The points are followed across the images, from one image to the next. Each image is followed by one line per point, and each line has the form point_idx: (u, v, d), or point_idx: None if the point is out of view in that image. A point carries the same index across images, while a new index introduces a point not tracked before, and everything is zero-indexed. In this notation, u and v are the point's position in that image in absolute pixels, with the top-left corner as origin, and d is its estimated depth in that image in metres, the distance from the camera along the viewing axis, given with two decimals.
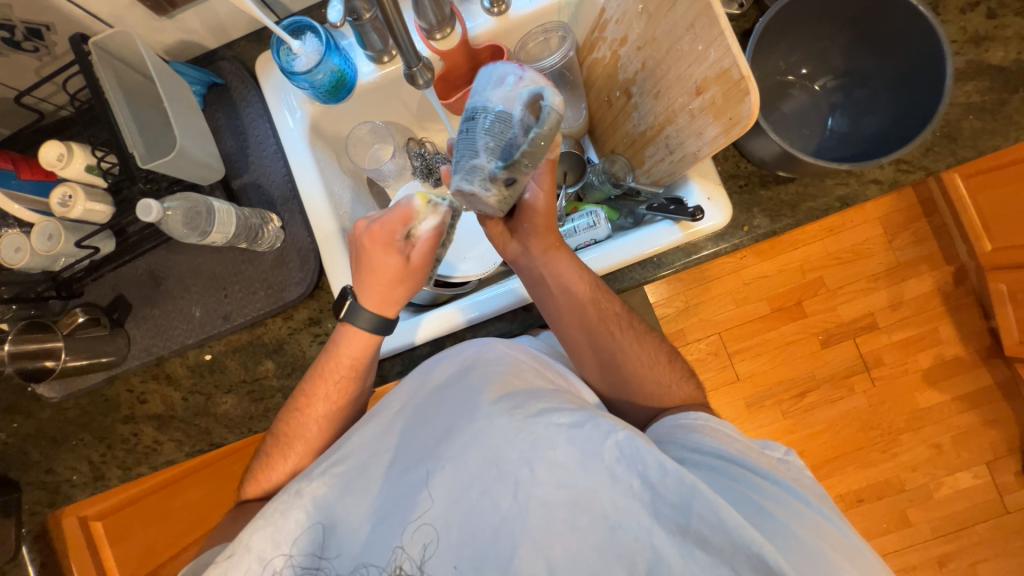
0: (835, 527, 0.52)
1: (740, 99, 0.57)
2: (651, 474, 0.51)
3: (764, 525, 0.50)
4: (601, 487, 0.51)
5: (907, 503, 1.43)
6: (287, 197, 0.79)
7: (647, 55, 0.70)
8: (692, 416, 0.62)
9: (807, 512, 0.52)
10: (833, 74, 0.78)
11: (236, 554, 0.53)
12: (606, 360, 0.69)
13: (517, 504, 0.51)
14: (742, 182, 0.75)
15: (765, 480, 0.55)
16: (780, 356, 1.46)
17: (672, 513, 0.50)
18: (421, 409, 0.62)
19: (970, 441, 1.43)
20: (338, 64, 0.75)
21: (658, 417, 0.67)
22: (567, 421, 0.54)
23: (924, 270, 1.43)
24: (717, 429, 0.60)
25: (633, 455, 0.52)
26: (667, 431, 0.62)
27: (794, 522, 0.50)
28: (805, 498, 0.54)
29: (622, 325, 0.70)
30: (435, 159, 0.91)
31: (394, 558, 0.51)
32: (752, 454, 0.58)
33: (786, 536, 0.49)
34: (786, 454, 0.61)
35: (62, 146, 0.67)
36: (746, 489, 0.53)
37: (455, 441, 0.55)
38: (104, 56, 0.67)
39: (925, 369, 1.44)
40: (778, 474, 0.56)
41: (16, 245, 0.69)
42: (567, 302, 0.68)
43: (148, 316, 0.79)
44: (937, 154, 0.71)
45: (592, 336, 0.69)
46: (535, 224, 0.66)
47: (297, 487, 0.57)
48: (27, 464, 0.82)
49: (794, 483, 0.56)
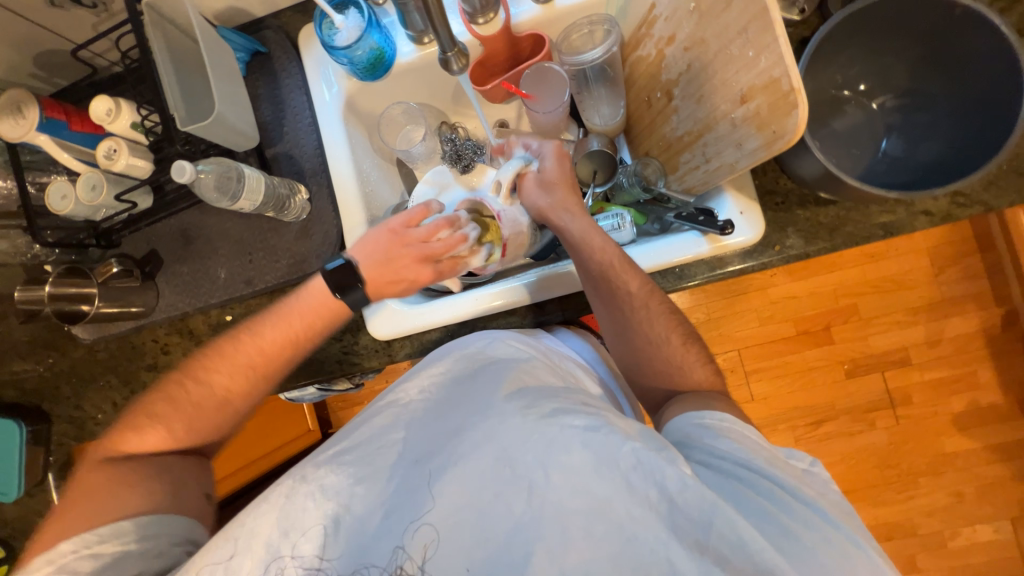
0: (860, 551, 0.47)
1: (786, 113, 0.55)
2: (671, 485, 0.48)
3: (785, 546, 0.46)
4: (615, 496, 0.49)
5: (917, 549, 1.37)
6: (316, 170, 0.80)
7: (694, 57, 0.67)
8: (716, 417, 0.58)
9: (838, 538, 0.48)
10: (893, 93, 0.73)
11: (236, 536, 0.52)
12: (637, 335, 0.68)
13: (529, 509, 0.50)
14: (779, 199, 0.72)
15: (793, 498, 0.50)
16: (800, 381, 1.40)
17: (691, 529, 0.46)
18: (433, 407, 0.62)
19: (996, 493, 1.35)
20: (378, 41, 0.75)
21: (676, 406, 0.63)
22: (581, 424, 0.52)
23: (969, 308, 1.34)
24: (743, 435, 0.56)
25: (650, 465, 0.49)
26: (688, 430, 0.58)
27: (824, 553, 0.46)
28: (835, 521, 0.49)
29: (644, 299, 0.67)
30: (464, 145, 0.88)
31: (395, 558, 0.51)
32: (777, 465, 0.53)
33: (810, 559, 0.45)
34: (812, 465, 0.56)
35: (111, 102, 0.70)
36: (767, 505, 0.49)
37: (467, 439, 0.55)
38: (155, 18, 0.69)
39: (957, 413, 1.36)
40: (806, 490, 0.52)
41: (62, 192, 0.72)
42: (597, 264, 0.67)
43: (177, 272, 0.82)
44: (1000, 189, 0.66)
45: (610, 303, 0.67)
46: (544, 183, 0.72)
47: (302, 472, 0.56)
48: (58, 398, 0.86)
49: (820, 498, 0.51)
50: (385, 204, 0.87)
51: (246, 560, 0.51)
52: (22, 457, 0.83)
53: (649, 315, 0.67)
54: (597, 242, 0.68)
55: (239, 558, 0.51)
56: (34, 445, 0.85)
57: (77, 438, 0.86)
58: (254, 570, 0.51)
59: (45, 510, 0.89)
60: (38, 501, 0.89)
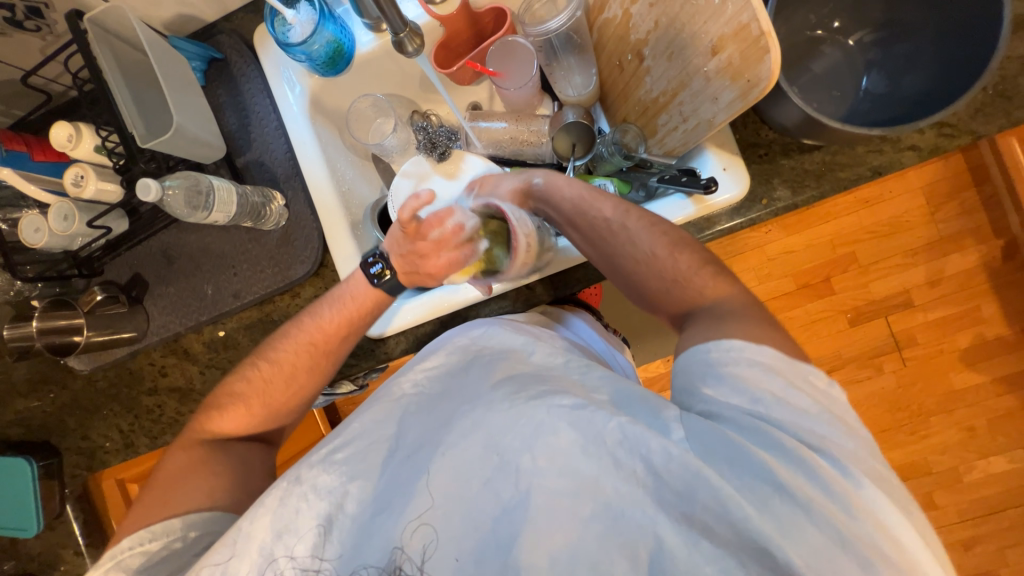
0: (866, 492, 0.44)
1: (758, 59, 0.54)
2: (656, 459, 0.47)
3: (781, 502, 0.44)
4: (602, 474, 0.48)
5: (933, 486, 1.38)
6: (289, 174, 0.79)
7: (660, 12, 0.64)
8: (724, 347, 0.51)
9: (842, 483, 0.44)
10: (870, 27, 0.70)
11: (235, 541, 0.53)
12: (629, 262, 0.63)
13: (517, 493, 0.50)
14: (762, 150, 0.70)
15: (796, 439, 0.46)
16: (802, 335, 1.40)
17: (677, 502, 0.46)
18: (424, 400, 0.61)
19: (1008, 425, 1.36)
20: (334, 33, 0.73)
21: (681, 340, 0.56)
22: (568, 404, 0.52)
23: (968, 243, 1.32)
24: (751, 366, 0.49)
25: (635, 440, 0.48)
26: (690, 368, 0.53)
27: (825, 504, 0.43)
28: (842, 465, 0.44)
29: (622, 219, 0.64)
30: (438, 131, 0.85)
31: (394, 559, 0.50)
32: (789, 400, 0.47)
33: (811, 512, 0.43)
34: (831, 391, 0.49)
35: (70, 127, 0.68)
36: (769, 454, 0.45)
37: (455, 427, 0.55)
38: (101, 33, 0.67)
39: (963, 348, 1.36)
40: (815, 426, 0.46)
41: (34, 225, 0.71)
42: (569, 201, 0.67)
43: (164, 293, 0.81)
44: (988, 115, 0.64)
45: (593, 237, 0.65)
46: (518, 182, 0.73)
47: (296, 473, 0.56)
48: (64, 431, 0.87)
49: (832, 438, 0.46)
50: (364, 201, 0.85)
51: (244, 564, 0.52)
52: (36, 492, 0.84)
53: (631, 233, 0.63)
54: (563, 185, 0.68)
55: (235, 566, 0.52)
56: (47, 479, 0.85)
57: (88, 468, 0.87)
58: (253, 572, 0.52)
59: (67, 541, 0.90)
60: (61, 532, 0.90)
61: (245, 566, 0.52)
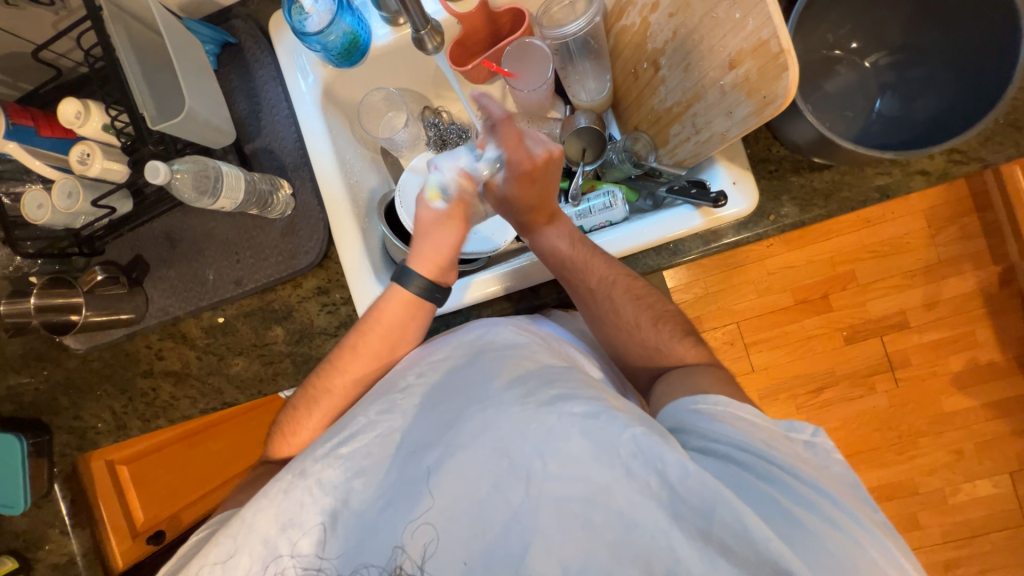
0: (863, 527, 0.47)
1: (776, 75, 0.54)
2: (671, 473, 0.47)
3: (788, 531, 0.45)
4: (615, 482, 0.48)
5: (919, 507, 1.39)
6: (298, 163, 0.78)
7: (679, 23, 0.65)
8: (711, 401, 0.55)
9: (840, 517, 0.47)
10: (887, 50, 0.71)
11: (238, 532, 0.52)
12: (610, 325, 0.68)
13: (528, 499, 0.50)
14: (773, 166, 0.70)
15: (791, 476, 0.49)
16: (799, 350, 1.40)
17: (694, 517, 0.46)
18: (430, 398, 0.61)
19: (995, 450, 1.37)
20: (351, 25, 0.73)
21: (670, 390, 0.60)
22: (581, 411, 0.51)
23: (967, 268, 1.34)
24: (739, 416, 0.53)
25: (651, 452, 0.48)
26: (682, 416, 0.56)
27: (831, 539, 0.45)
28: (836, 499, 0.48)
29: (608, 289, 0.67)
30: (449, 129, 0.88)
31: (394, 558, 0.50)
32: (777, 445, 0.52)
33: (818, 547, 0.44)
34: (814, 436, 0.54)
35: (79, 104, 0.67)
36: (769, 489, 0.48)
37: (464, 430, 0.55)
38: (116, 12, 0.67)
39: (956, 372, 1.37)
40: (805, 469, 0.50)
41: (38, 201, 0.70)
42: (560, 263, 0.69)
43: (165, 276, 0.80)
44: (998, 143, 0.65)
45: (578, 296, 0.68)
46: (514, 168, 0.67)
47: (300, 467, 0.55)
48: (56, 409, 0.86)
49: (820, 477, 0.50)
50: (371, 194, 0.85)
51: (245, 556, 0.52)
52: (25, 470, 0.83)
53: (615, 304, 0.67)
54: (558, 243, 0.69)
55: (235, 558, 0.52)
56: (37, 457, 0.85)
57: (79, 447, 0.86)
58: (254, 565, 0.52)
59: (53, 521, 0.89)
60: (47, 511, 0.89)
61: (247, 558, 0.52)
